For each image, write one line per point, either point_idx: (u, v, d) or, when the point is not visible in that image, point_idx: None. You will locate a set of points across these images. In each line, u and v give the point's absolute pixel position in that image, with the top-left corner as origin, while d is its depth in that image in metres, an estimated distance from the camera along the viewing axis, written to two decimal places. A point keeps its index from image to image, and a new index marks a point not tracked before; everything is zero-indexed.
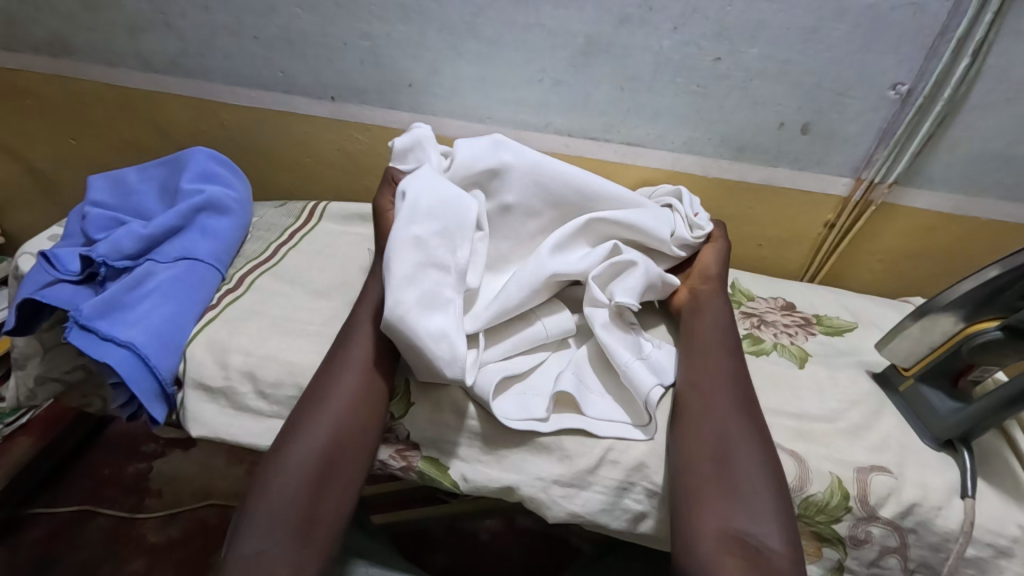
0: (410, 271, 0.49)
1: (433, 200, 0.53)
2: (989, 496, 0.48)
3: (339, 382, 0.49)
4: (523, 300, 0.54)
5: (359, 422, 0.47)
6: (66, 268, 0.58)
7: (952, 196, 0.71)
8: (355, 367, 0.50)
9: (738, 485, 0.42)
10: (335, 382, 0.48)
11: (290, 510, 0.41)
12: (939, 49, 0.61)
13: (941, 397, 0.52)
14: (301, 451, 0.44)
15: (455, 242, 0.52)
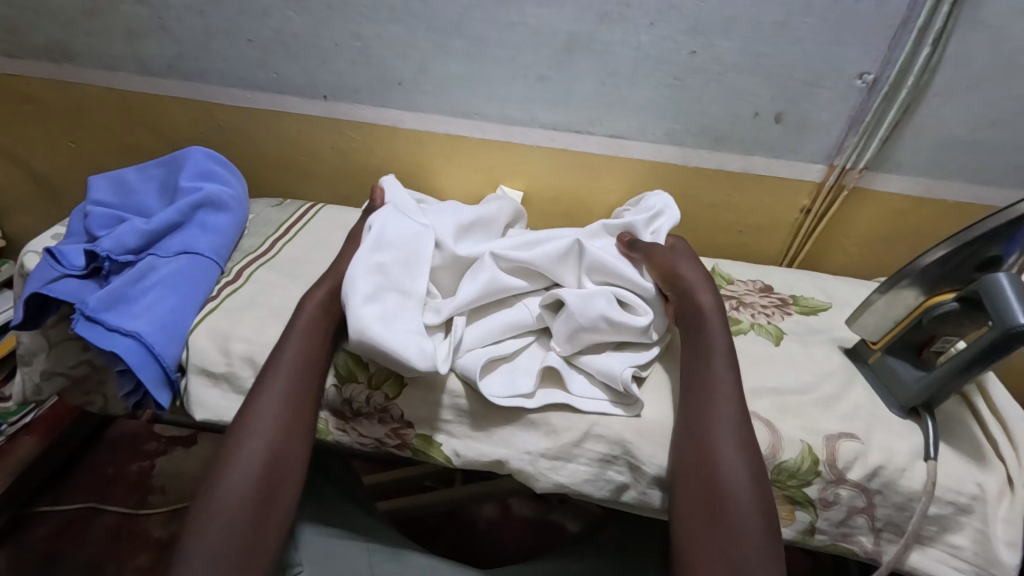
0: (370, 292, 0.52)
1: (399, 235, 0.58)
2: (951, 458, 0.51)
3: (265, 412, 0.49)
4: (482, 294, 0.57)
5: (285, 450, 0.48)
6: (71, 263, 0.60)
7: (921, 179, 0.74)
8: (283, 397, 0.50)
9: (729, 514, 0.44)
10: (266, 414, 0.49)
11: (228, 540, 0.43)
12: (901, 39, 0.64)
13: (906, 366, 0.55)
14: (236, 488, 0.45)
15: (416, 270, 0.57)
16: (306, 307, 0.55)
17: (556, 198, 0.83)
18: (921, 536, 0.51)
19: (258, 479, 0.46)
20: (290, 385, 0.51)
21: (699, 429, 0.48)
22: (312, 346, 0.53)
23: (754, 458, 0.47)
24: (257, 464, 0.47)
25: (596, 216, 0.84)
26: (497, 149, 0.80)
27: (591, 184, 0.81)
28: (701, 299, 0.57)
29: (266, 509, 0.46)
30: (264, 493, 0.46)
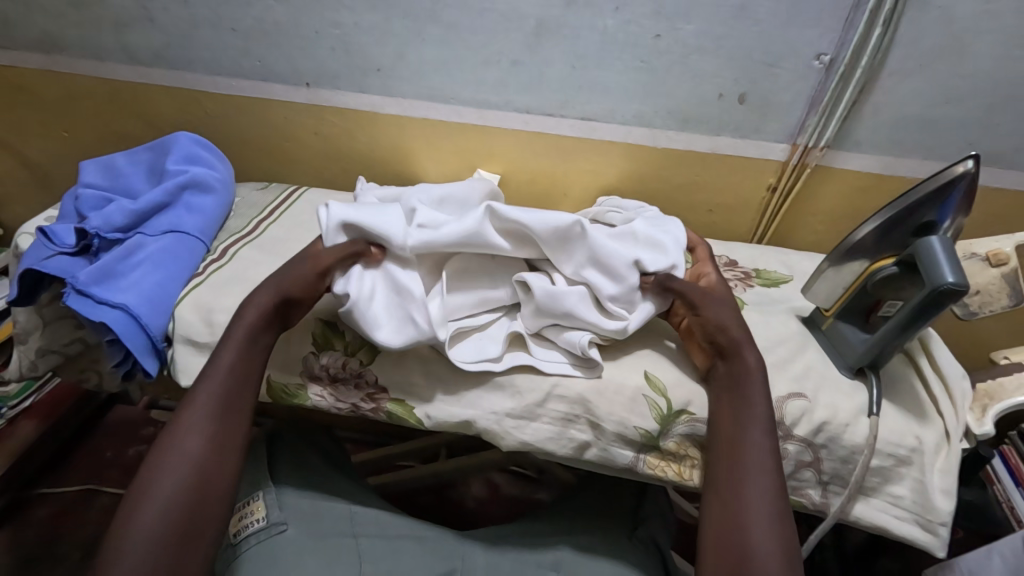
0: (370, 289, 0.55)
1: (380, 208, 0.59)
2: (893, 414, 0.54)
3: (193, 424, 0.50)
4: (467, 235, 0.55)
5: (209, 466, 0.48)
6: (63, 241, 0.64)
7: (880, 157, 0.77)
8: (210, 414, 0.50)
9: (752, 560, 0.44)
10: (193, 429, 0.49)
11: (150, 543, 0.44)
12: (855, 20, 0.67)
13: (854, 331, 0.58)
14: (155, 502, 0.46)
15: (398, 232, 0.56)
16: (243, 318, 0.54)
17: (532, 180, 0.86)
18: (865, 488, 0.54)
19: (180, 494, 0.46)
20: (218, 397, 0.51)
21: (733, 487, 0.47)
22: (248, 361, 0.53)
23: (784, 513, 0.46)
24: (183, 479, 0.47)
25: (571, 197, 0.86)
26: (474, 133, 0.83)
27: (565, 165, 0.83)
28: (746, 354, 0.53)
29: (190, 526, 0.46)
30: (188, 510, 0.46)
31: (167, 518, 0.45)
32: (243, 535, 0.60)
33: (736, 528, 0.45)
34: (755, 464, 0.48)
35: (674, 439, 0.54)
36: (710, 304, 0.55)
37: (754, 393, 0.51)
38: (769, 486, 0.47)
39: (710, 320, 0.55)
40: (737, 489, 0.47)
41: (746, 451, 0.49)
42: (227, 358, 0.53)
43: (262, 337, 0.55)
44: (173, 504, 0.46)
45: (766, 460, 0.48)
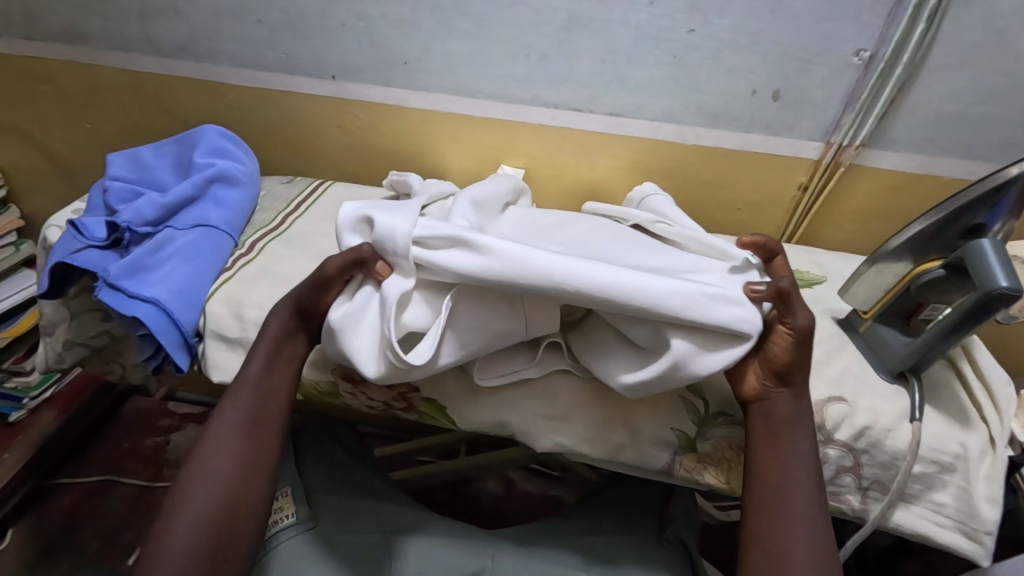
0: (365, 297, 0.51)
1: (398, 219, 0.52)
2: (936, 420, 0.53)
3: (224, 440, 0.49)
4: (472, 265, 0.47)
5: (242, 486, 0.48)
6: (93, 235, 0.63)
7: (915, 156, 0.75)
8: (238, 435, 0.49)
9: None
10: (222, 445, 0.48)
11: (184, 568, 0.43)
12: (897, 16, 0.65)
13: (894, 334, 0.57)
14: (189, 524, 0.45)
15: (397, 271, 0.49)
16: (268, 333, 0.53)
17: (558, 176, 0.84)
18: (906, 494, 0.53)
19: (214, 515, 0.46)
20: (249, 413, 0.50)
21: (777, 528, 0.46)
22: (273, 378, 0.52)
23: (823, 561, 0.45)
24: (216, 499, 0.46)
25: (597, 194, 0.85)
26: (501, 127, 0.82)
27: (593, 163, 0.82)
28: (803, 398, 0.49)
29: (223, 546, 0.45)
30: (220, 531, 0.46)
31: (201, 540, 0.45)
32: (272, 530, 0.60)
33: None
34: (799, 512, 0.46)
35: (711, 442, 0.54)
36: (803, 345, 0.48)
37: (800, 436, 0.49)
38: (813, 532, 0.46)
39: (780, 358, 0.49)
40: (778, 539, 0.46)
41: (789, 495, 0.47)
42: (254, 371, 0.51)
43: (288, 352, 0.53)
44: (207, 525, 0.45)
45: (812, 510, 0.46)
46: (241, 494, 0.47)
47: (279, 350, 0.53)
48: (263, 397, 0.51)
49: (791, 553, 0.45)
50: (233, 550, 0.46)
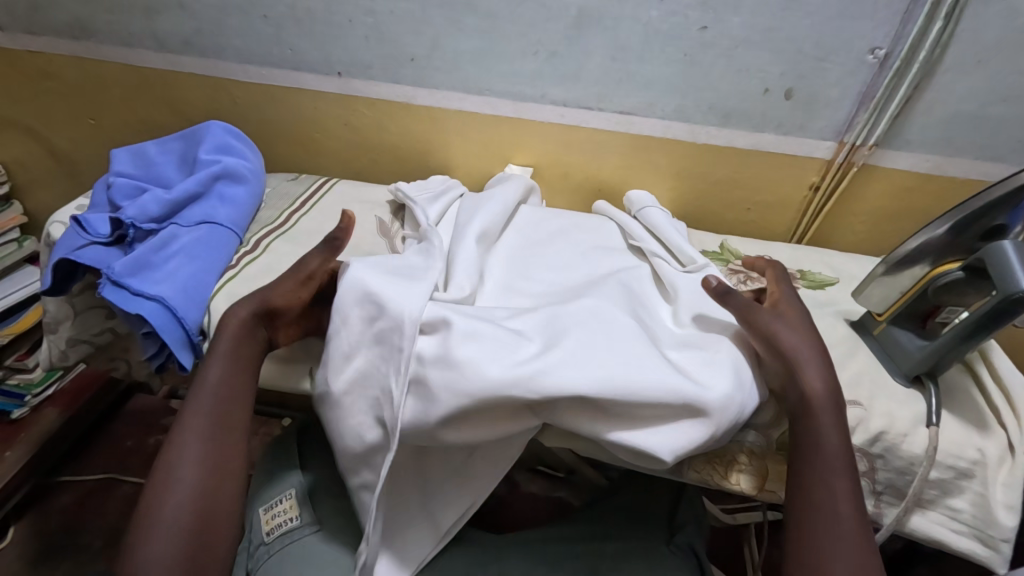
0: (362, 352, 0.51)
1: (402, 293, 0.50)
2: (953, 424, 0.52)
3: (188, 446, 0.47)
4: (481, 354, 0.46)
5: (214, 486, 0.46)
6: (97, 232, 0.63)
7: (929, 156, 0.74)
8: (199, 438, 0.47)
9: None
10: (187, 451, 0.46)
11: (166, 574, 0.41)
12: (914, 13, 0.64)
13: (910, 336, 0.56)
14: (163, 533, 0.43)
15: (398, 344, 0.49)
16: (222, 336, 0.53)
17: (566, 174, 0.84)
18: (922, 500, 0.52)
19: (188, 519, 0.44)
20: (210, 416, 0.49)
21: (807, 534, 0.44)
22: (232, 377, 0.51)
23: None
24: (186, 508, 0.44)
25: (605, 193, 0.84)
26: (508, 125, 0.81)
27: (601, 161, 0.81)
28: (809, 377, 0.49)
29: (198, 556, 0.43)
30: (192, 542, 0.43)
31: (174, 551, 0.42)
32: (277, 534, 0.60)
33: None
34: (824, 512, 0.44)
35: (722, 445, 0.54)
36: (800, 320, 0.53)
37: (824, 422, 0.47)
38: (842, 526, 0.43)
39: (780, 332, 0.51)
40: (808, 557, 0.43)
41: (817, 487, 0.45)
42: (213, 375, 0.50)
43: (248, 352, 0.53)
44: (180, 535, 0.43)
45: (838, 497, 0.45)
46: (216, 494, 0.46)
47: (238, 351, 0.52)
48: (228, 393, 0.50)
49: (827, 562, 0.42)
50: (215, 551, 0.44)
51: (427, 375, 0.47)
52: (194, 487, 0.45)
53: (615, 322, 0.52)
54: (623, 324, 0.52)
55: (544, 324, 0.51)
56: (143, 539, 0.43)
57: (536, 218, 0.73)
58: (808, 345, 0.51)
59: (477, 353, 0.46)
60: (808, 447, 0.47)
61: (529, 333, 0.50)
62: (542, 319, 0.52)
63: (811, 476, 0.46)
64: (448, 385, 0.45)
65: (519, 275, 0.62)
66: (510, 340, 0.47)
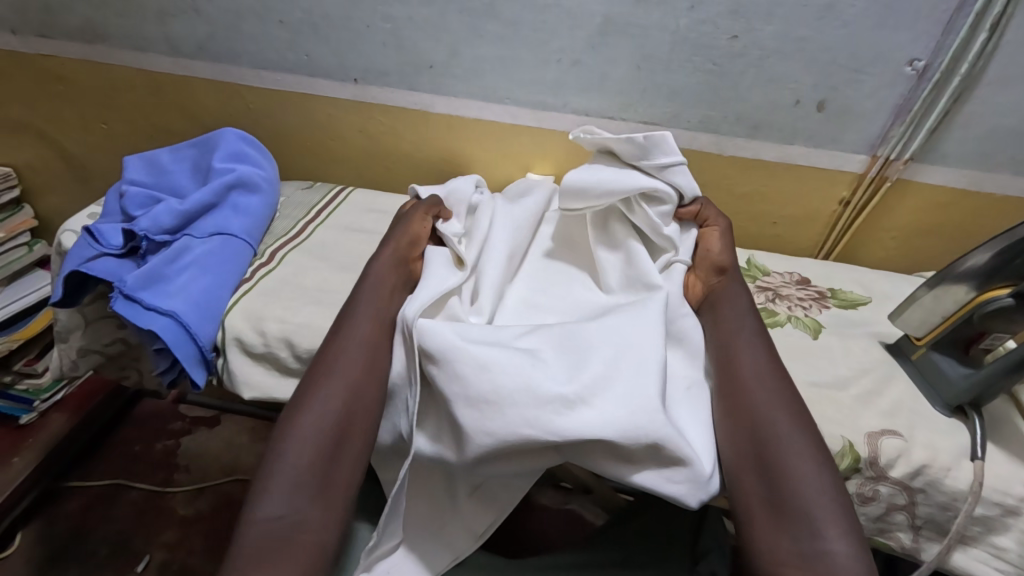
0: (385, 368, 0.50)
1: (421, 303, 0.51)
2: (999, 458, 0.50)
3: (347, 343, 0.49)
4: (502, 381, 0.44)
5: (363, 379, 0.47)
6: (109, 242, 0.61)
7: (966, 171, 0.71)
8: (358, 336, 0.49)
9: (778, 453, 0.43)
10: (352, 342, 0.49)
11: (315, 441, 0.43)
12: (957, 24, 0.61)
13: (952, 364, 0.53)
14: (319, 405, 0.45)
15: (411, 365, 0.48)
16: (377, 263, 0.55)
17: None
18: (964, 537, 0.50)
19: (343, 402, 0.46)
20: (368, 330, 0.50)
21: (745, 394, 0.47)
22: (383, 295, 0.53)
23: (815, 434, 0.45)
24: (335, 400, 0.46)
25: None
26: (529, 135, 0.79)
27: None
28: (737, 285, 0.57)
29: (337, 452, 0.44)
30: (336, 438, 0.44)
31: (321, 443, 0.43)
32: None
33: (767, 436, 0.44)
34: (758, 374, 0.48)
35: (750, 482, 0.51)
36: (726, 236, 0.60)
37: (738, 306, 0.55)
38: (782, 389, 0.48)
39: (714, 250, 0.59)
40: (749, 402, 0.47)
41: (736, 359, 0.50)
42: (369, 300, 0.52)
43: (393, 281, 0.55)
44: (329, 428, 0.44)
45: (767, 370, 0.49)
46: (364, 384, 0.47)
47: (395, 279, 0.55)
48: (385, 301, 0.53)
49: (770, 412, 0.46)
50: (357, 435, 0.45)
51: (458, 416, 0.44)
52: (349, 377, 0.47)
53: (638, 361, 0.47)
54: (644, 363, 0.47)
55: (557, 343, 0.49)
56: (302, 408, 0.45)
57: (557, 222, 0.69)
58: (732, 263, 0.58)
59: (494, 376, 0.44)
60: (726, 333, 0.53)
61: (544, 355, 0.47)
62: (556, 336, 0.49)
63: (731, 347, 0.51)
64: (476, 414, 0.43)
65: (537, 288, 0.60)
66: (527, 363, 0.45)
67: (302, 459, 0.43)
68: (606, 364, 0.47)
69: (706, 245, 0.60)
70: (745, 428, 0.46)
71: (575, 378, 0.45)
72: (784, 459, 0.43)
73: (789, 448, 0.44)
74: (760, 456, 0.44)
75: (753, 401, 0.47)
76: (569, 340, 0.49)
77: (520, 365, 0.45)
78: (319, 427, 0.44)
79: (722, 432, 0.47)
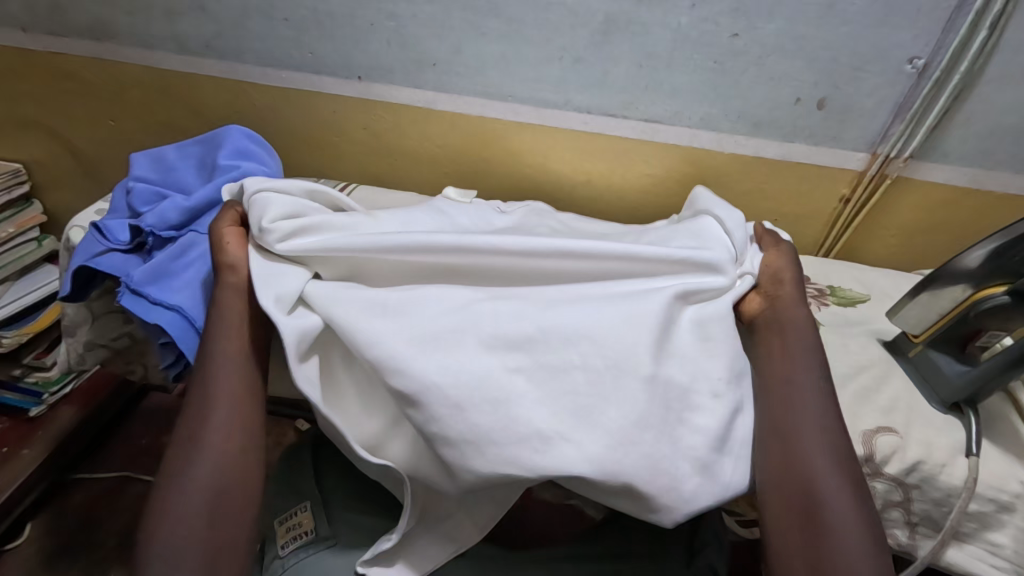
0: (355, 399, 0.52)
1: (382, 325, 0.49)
2: (994, 455, 0.50)
3: (207, 399, 0.48)
4: (484, 424, 0.45)
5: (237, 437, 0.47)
6: (116, 238, 0.62)
7: (966, 169, 0.72)
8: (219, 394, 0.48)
9: (822, 506, 0.42)
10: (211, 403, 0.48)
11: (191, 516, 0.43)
12: (957, 22, 0.61)
13: (949, 361, 0.54)
14: (192, 477, 0.44)
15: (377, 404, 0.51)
16: (225, 305, 0.53)
17: (588, 181, 0.82)
18: (959, 533, 0.50)
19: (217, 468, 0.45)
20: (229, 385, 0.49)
21: (794, 440, 0.46)
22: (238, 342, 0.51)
23: (861, 488, 0.43)
24: (211, 468, 0.45)
25: (627, 200, 0.83)
26: (531, 132, 0.79)
27: (623, 168, 0.80)
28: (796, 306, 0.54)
29: (223, 515, 0.44)
30: (220, 501, 0.44)
31: (202, 511, 0.43)
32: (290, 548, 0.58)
33: (806, 487, 0.43)
34: (806, 417, 0.46)
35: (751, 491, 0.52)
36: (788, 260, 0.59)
37: (802, 335, 0.52)
38: (829, 435, 0.45)
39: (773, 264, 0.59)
40: (795, 450, 0.45)
41: (796, 397, 0.48)
42: (225, 351, 0.50)
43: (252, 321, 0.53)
44: (208, 491, 0.44)
45: (823, 406, 0.47)
46: (233, 443, 0.47)
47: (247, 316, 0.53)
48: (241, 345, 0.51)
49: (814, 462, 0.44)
50: (239, 493, 0.45)
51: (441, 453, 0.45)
52: (219, 441, 0.46)
53: (625, 388, 0.47)
54: (631, 391, 0.46)
55: (540, 362, 0.48)
56: (173, 482, 0.44)
57: (483, 209, 0.66)
58: (794, 286, 0.56)
59: (477, 414, 0.45)
60: (778, 366, 0.50)
61: (524, 375, 0.47)
62: (543, 361, 0.48)
63: (785, 383, 0.49)
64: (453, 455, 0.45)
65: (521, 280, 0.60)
66: (520, 385, 0.46)
67: (179, 539, 0.42)
68: (608, 386, 0.47)
69: (775, 267, 0.58)
70: (794, 484, 0.44)
71: (555, 405, 0.46)
72: (825, 515, 0.42)
73: (833, 503, 0.42)
74: (805, 508, 0.43)
75: (798, 449, 0.45)
76: (565, 348, 0.48)
77: (504, 398, 0.46)
78: (192, 499, 0.44)
79: (766, 479, 0.45)
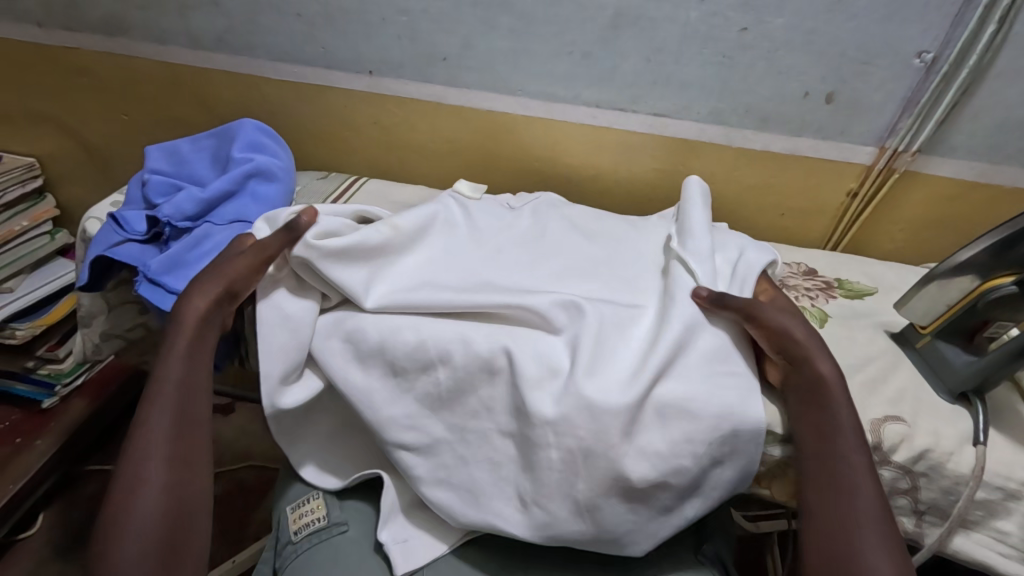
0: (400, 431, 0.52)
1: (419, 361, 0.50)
2: (1001, 444, 0.50)
3: (154, 436, 0.45)
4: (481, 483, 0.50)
5: (187, 480, 0.45)
6: (133, 228, 0.63)
7: (974, 163, 0.72)
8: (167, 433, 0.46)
9: None
10: (156, 443, 0.45)
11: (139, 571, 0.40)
12: (966, 16, 0.62)
13: (956, 352, 0.54)
14: (139, 525, 0.42)
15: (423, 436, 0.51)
16: (179, 331, 0.50)
17: (596, 176, 0.83)
18: (966, 520, 0.51)
19: (163, 515, 0.43)
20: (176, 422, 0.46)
21: (842, 522, 0.42)
22: (190, 374, 0.49)
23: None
24: (157, 515, 0.42)
25: (635, 194, 0.83)
26: (540, 126, 0.80)
27: (631, 163, 0.80)
28: (819, 364, 0.49)
29: (179, 540, 0.43)
30: (175, 526, 0.43)
31: (149, 558, 0.41)
32: (306, 533, 0.56)
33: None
34: (854, 497, 0.43)
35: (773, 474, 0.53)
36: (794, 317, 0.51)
37: (837, 402, 0.47)
38: (877, 519, 0.42)
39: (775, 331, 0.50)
40: (844, 538, 0.42)
41: (840, 475, 0.44)
42: (175, 384, 0.48)
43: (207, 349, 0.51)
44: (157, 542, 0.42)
45: (864, 482, 0.44)
46: (183, 486, 0.45)
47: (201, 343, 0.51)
48: (195, 378, 0.49)
49: (861, 552, 0.40)
50: (188, 541, 0.43)
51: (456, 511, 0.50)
52: (166, 485, 0.44)
53: (608, 451, 0.46)
54: (611, 456, 0.46)
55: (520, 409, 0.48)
56: (117, 531, 0.41)
57: (494, 207, 0.66)
58: (813, 340, 0.50)
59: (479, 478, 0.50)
60: (817, 437, 0.47)
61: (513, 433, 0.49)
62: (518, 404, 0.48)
63: (827, 457, 0.45)
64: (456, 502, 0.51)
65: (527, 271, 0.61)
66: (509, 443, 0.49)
67: None
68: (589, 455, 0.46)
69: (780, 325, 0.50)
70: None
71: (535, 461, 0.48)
72: None
73: None
74: None
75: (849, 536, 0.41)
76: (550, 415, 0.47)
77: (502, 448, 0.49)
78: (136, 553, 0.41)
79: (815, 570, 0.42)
